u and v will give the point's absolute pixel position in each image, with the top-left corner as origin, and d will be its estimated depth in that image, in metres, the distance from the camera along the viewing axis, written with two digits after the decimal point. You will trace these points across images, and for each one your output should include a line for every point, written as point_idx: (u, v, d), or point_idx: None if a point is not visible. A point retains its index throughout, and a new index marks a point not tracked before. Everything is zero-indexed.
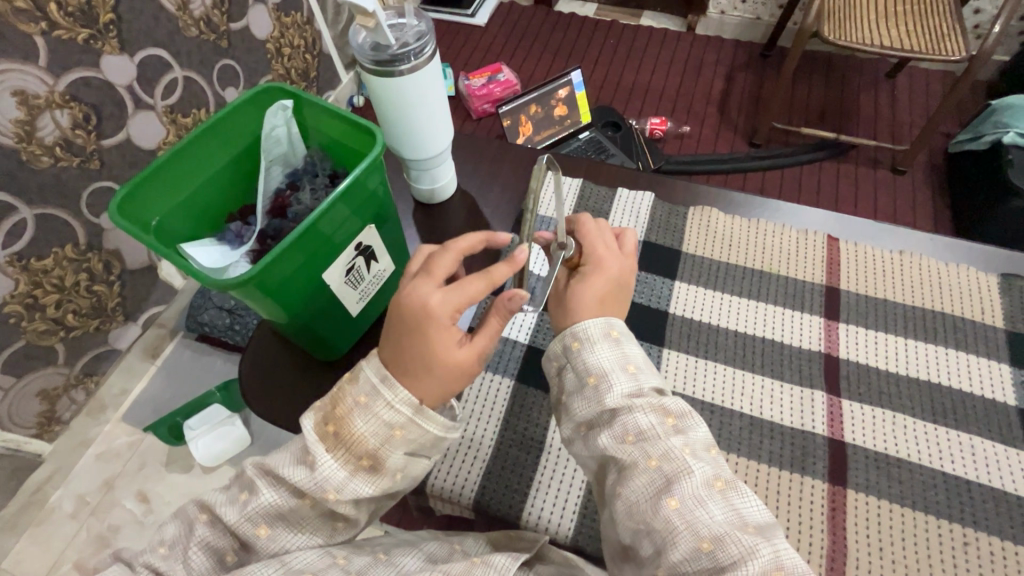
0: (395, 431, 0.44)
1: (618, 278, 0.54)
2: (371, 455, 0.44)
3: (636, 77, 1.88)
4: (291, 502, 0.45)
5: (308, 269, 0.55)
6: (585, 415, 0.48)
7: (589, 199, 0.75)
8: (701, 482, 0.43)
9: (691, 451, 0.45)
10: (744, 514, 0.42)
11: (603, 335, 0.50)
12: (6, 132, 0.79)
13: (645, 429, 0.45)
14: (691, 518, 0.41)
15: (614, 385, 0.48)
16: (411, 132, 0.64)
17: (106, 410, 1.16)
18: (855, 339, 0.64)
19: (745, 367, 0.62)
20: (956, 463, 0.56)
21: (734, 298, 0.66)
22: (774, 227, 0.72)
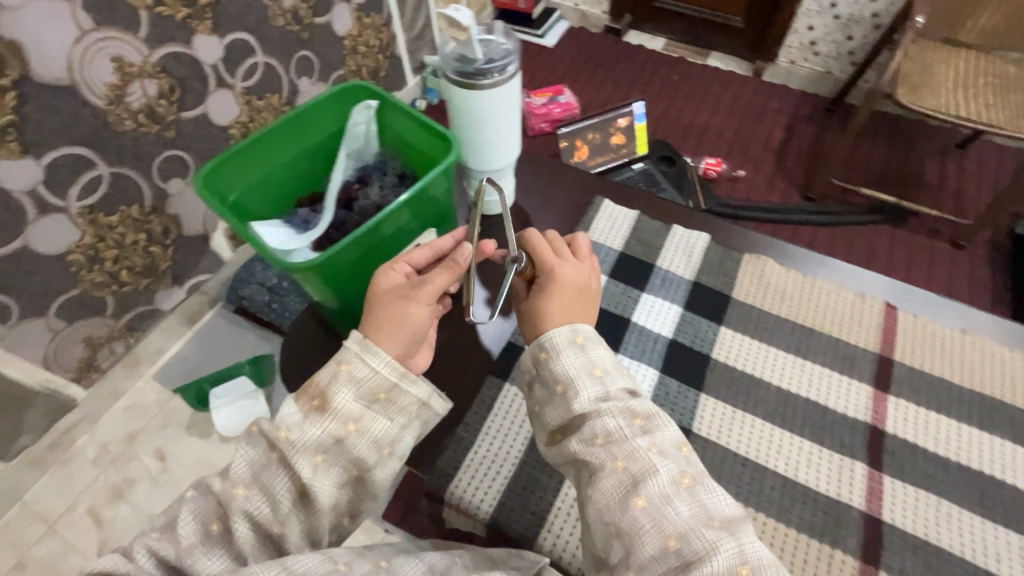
0: (342, 366, 0.47)
1: (573, 283, 0.55)
2: (322, 393, 0.47)
3: (696, 115, 1.87)
4: (260, 457, 0.46)
5: (365, 263, 0.57)
6: (558, 421, 0.49)
7: (641, 232, 0.75)
8: (667, 482, 0.43)
9: (657, 450, 0.45)
10: (710, 510, 0.43)
11: (567, 341, 0.50)
12: (98, 94, 0.87)
13: (613, 431, 0.46)
14: (655, 518, 0.42)
15: (581, 392, 0.48)
16: (478, 143, 0.66)
17: (140, 365, 1.21)
18: (904, 414, 0.61)
19: (784, 425, 0.60)
20: (1001, 563, 0.53)
21: (782, 353, 0.64)
22: (830, 286, 0.70)
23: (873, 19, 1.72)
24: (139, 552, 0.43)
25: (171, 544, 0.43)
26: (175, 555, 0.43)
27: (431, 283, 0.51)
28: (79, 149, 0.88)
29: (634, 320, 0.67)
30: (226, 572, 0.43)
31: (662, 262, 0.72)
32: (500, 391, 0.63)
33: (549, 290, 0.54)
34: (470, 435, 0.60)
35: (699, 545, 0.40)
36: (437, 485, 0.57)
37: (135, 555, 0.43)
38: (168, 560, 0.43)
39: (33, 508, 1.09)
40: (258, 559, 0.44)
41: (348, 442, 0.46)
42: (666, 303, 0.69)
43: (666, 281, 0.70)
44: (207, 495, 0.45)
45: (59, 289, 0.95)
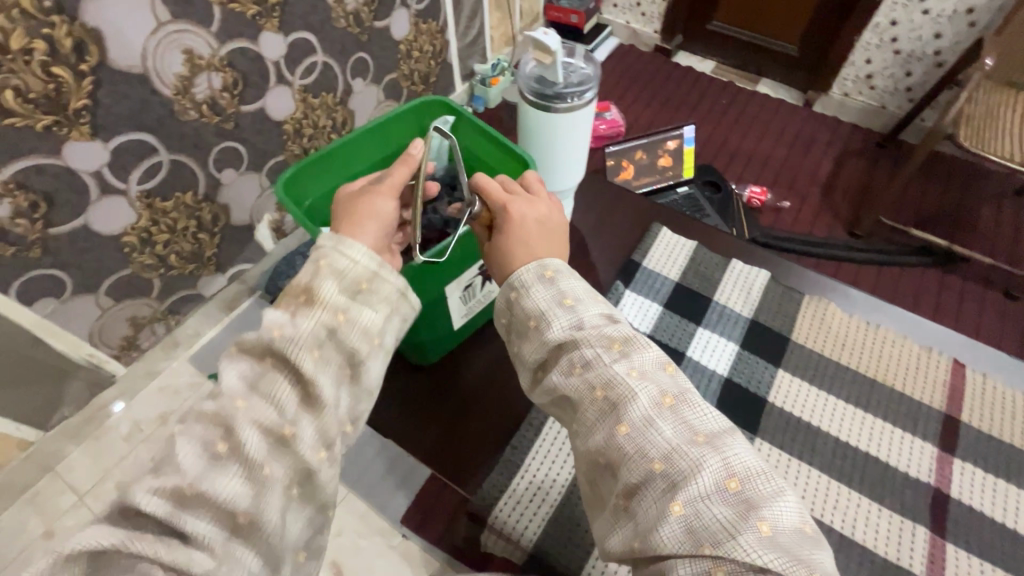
0: (320, 262, 0.46)
1: (533, 216, 0.53)
2: (306, 290, 0.44)
3: (742, 141, 1.85)
4: (254, 369, 0.42)
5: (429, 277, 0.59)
6: (536, 358, 0.47)
7: (700, 263, 0.74)
8: (648, 405, 0.42)
9: (636, 374, 0.43)
10: (694, 425, 0.41)
11: (536, 277, 0.49)
12: (167, 83, 0.89)
13: (591, 360, 0.44)
14: (639, 441, 0.40)
15: (553, 323, 0.46)
16: (546, 164, 0.66)
17: (177, 347, 1.22)
18: (970, 480, 0.58)
19: (842, 479, 0.57)
20: None
21: (842, 403, 0.62)
22: (894, 336, 0.68)
23: (935, 57, 1.68)
24: (137, 497, 0.36)
25: (174, 473, 0.37)
26: (181, 485, 0.37)
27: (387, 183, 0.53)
28: (144, 135, 0.91)
29: (688, 354, 0.66)
30: (247, 490, 0.38)
31: (720, 296, 0.71)
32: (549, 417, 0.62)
33: (510, 227, 0.53)
34: (517, 458, 0.60)
35: (685, 461, 0.38)
36: (480, 507, 0.57)
37: (135, 498, 0.36)
38: (173, 491, 0.36)
39: (64, 478, 1.10)
40: (273, 470, 0.39)
41: (341, 333, 0.44)
42: (722, 339, 0.67)
43: (722, 316, 0.69)
44: (201, 420, 0.40)
45: (112, 268, 0.98)
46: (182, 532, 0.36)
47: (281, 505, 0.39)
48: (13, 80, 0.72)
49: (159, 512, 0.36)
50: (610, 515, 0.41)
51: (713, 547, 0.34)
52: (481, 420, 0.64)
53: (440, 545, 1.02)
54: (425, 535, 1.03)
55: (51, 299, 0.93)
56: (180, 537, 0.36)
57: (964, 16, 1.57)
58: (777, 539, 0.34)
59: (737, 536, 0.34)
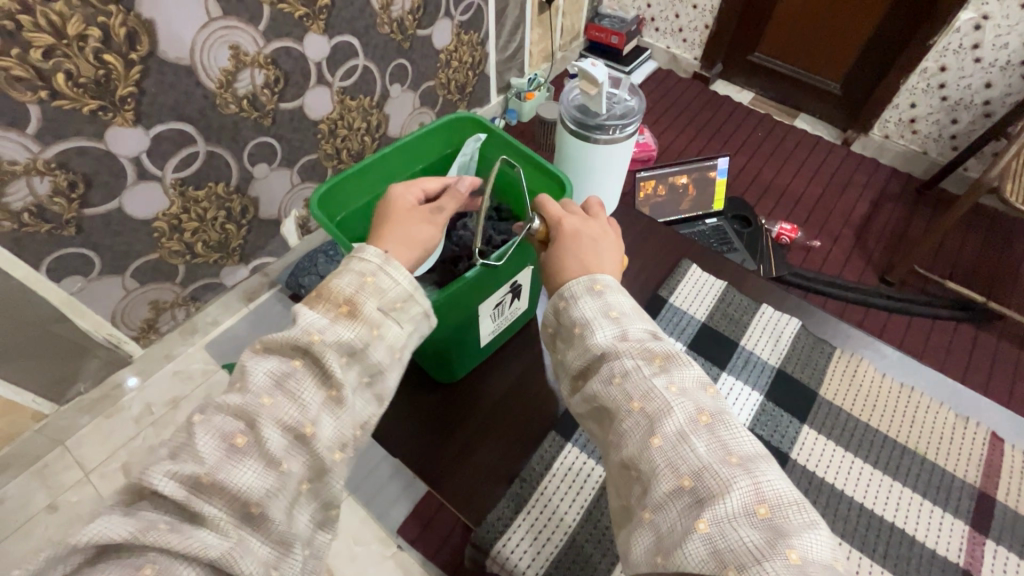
0: (366, 277, 0.45)
1: (585, 230, 0.53)
2: (348, 302, 0.44)
3: (776, 175, 1.81)
4: (282, 367, 0.42)
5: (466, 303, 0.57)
6: (578, 363, 0.47)
7: (729, 305, 0.72)
8: (683, 420, 0.41)
9: (674, 389, 0.42)
10: (728, 445, 0.40)
11: (585, 289, 0.48)
12: (211, 76, 0.90)
13: (631, 370, 0.43)
14: (671, 456, 0.39)
15: (597, 331, 0.46)
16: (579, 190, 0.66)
17: (195, 333, 1.24)
18: (1003, 563, 0.55)
19: (864, 550, 0.54)
20: None
21: (869, 468, 0.59)
22: (929, 401, 0.65)
23: (984, 106, 1.62)
24: (154, 477, 0.36)
25: (193, 462, 0.37)
26: (199, 472, 0.37)
27: (439, 208, 0.52)
28: (185, 125, 0.92)
29: None
30: (263, 481, 0.38)
31: (747, 342, 0.69)
32: (559, 451, 0.60)
33: (564, 240, 0.53)
34: (525, 491, 0.58)
35: (714, 478, 0.38)
36: (481, 540, 0.55)
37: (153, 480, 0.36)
38: (192, 477, 0.36)
39: (73, 454, 1.12)
40: (290, 465, 0.39)
41: (368, 348, 0.44)
42: (747, 387, 0.65)
43: (748, 363, 0.67)
44: (222, 412, 0.40)
45: (140, 251, 0.99)
46: (199, 514, 0.36)
47: (287, 502, 0.39)
48: (65, 64, 0.73)
49: (175, 495, 0.35)
50: (633, 525, 0.39)
51: (739, 570, 0.33)
52: (498, 439, 0.64)
53: (436, 560, 1.00)
54: (421, 548, 1.02)
55: (78, 278, 0.94)
56: (198, 520, 0.36)
57: (1018, 68, 1.52)
58: (807, 569, 0.33)
59: (765, 562, 0.33)
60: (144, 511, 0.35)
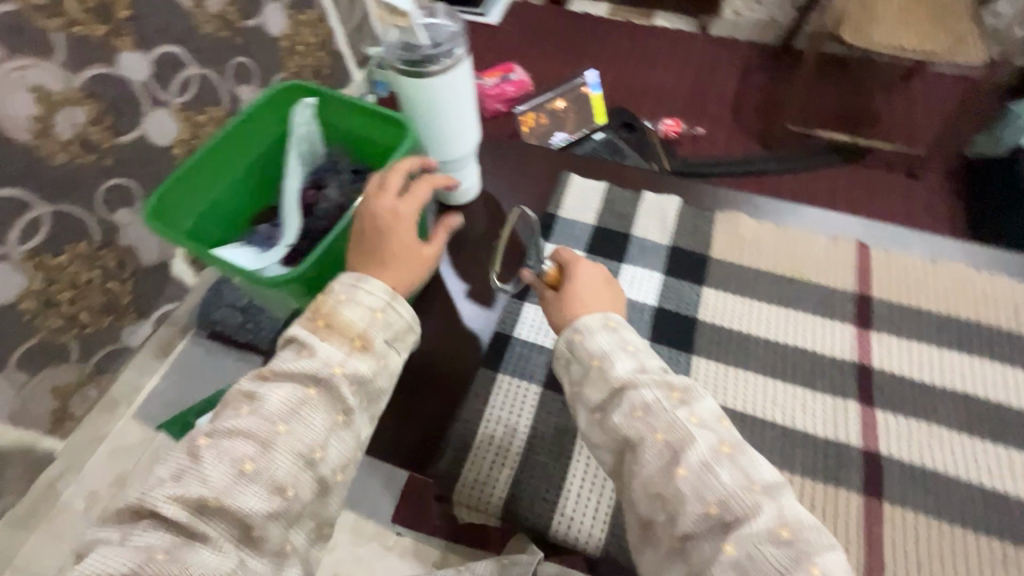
0: (376, 313, 0.49)
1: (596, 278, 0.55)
2: (361, 337, 0.48)
3: (648, 78, 1.86)
4: (297, 395, 0.45)
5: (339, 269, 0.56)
6: (598, 397, 0.48)
7: (614, 202, 0.74)
8: (706, 451, 0.43)
9: (696, 421, 0.45)
10: (750, 473, 0.43)
11: (600, 325, 0.50)
12: (22, 128, 0.80)
13: (651, 404, 0.45)
14: (697, 484, 0.42)
15: (617, 364, 0.48)
16: (437, 130, 0.65)
17: (119, 405, 1.11)
18: (889, 349, 0.62)
19: (776, 375, 0.61)
20: (986, 474, 0.55)
21: (765, 306, 0.65)
22: (804, 232, 0.71)
23: None
24: (159, 501, 0.41)
25: (201, 484, 0.42)
26: (206, 495, 0.41)
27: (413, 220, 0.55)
28: (13, 189, 0.82)
29: (618, 292, 0.67)
30: (269, 503, 0.43)
31: (638, 231, 0.72)
32: (493, 383, 0.62)
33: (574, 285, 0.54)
34: (471, 430, 0.59)
35: (742, 506, 0.41)
36: (443, 486, 0.57)
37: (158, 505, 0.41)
38: (196, 502, 0.41)
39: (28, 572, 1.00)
40: (297, 491, 0.44)
41: (370, 381, 0.48)
42: (647, 270, 0.68)
43: (643, 249, 0.70)
44: None
45: (16, 338, 0.88)
46: None
47: (284, 524, 0.44)
48: None
49: (180, 518, 0.41)
50: None
51: None
52: (432, 401, 0.64)
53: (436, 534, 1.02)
54: None
55: None
56: (199, 540, 0.41)
57: None
58: None
59: None
60: (135, 538, 0.40)
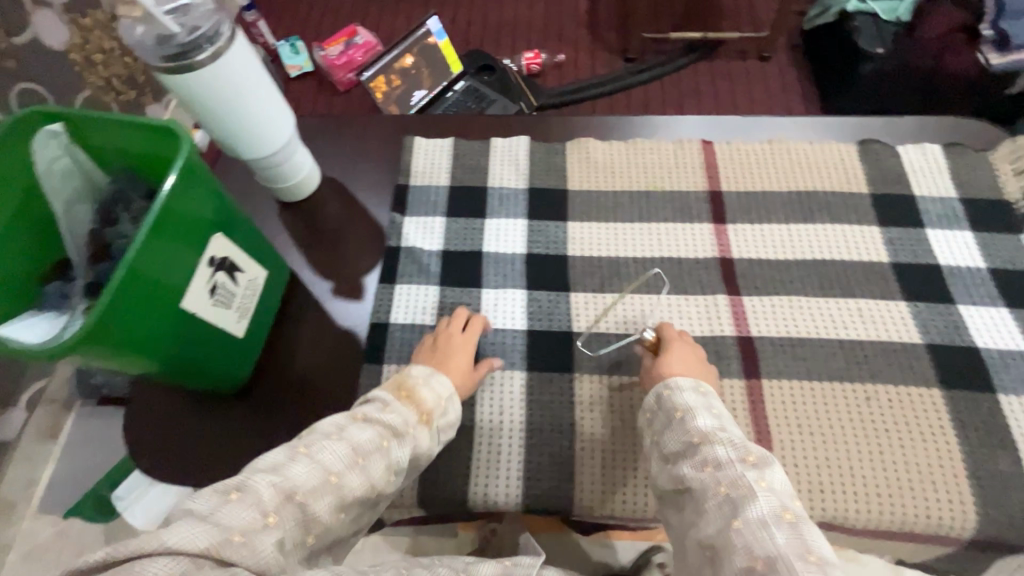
0: (440, 398, 0.51)
1: (694, 355, 0.55)
2: (427, 412, 0.50)
3: (501, 12, 1.73)
4: (374, 442, 0.45)
5: (159, 314, 0.46)
6: (674, 447, 0.47)
7: (463, 156, 0.71)
8: (766, 509, 0.39)
9: (765, 485, 0.41)
10: (811, 545, 0.37)
11: (691, 387, 0.50)
12: None
13: (723, 462, 0.43)
14: (749, 538, 0.38)
15: (699, 420, 0.47)
16: (243, 122, 0.57)
17: None
18: (745, 237, 0.65)
19: (651, 290, 0.62)
20: (845, 328, 0.60)
21: (628, 225, 0.66)
22: (651, 143, 0.71)
23: None
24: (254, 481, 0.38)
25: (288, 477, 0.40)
26: (290, 489, 0.39)
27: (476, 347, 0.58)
28: None
29: (486, 250, 0.65)
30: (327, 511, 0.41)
31: (494, 181, 0.69)
32: (380, 377, 0.59)
33: (669, 354, 0.54)
34: None
35: (788, 564, 0.36)
36: None
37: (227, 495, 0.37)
38: (287, 494, 0.39)
39: None
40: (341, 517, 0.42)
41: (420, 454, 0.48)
42: (511, 220, 0.67)
43: (503, 199, 0.68)
44: None
45: None
46: None
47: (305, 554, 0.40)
48: None
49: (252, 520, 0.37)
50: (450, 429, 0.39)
51: None
52: (317, 417, 0.59)
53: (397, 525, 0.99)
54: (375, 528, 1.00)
55: None
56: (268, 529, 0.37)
57: None
58: None
59: None
60: (221, 514, 0.36)
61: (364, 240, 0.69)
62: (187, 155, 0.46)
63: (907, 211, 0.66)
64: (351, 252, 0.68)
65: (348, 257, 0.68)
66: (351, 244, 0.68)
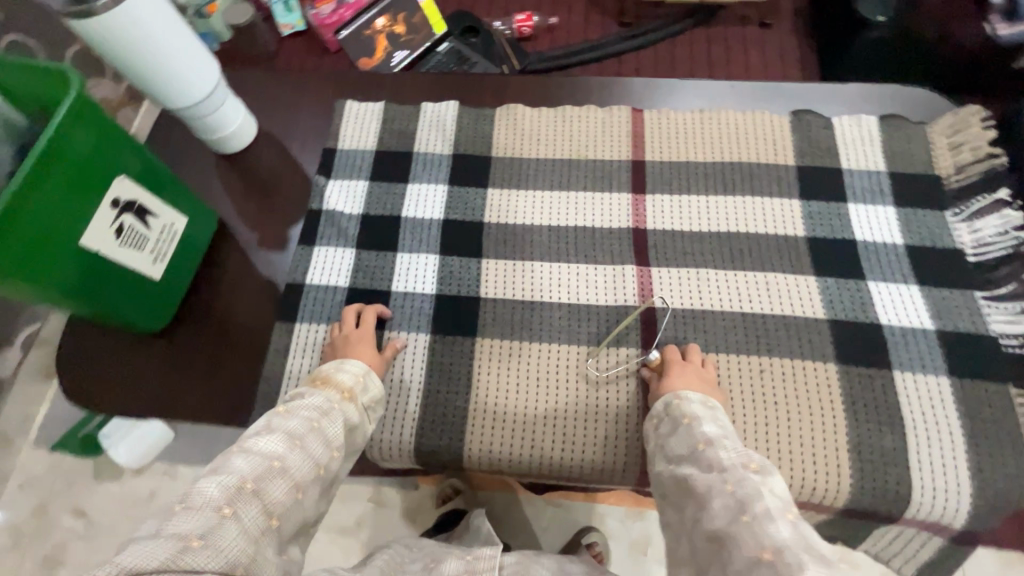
0: (358, 376, 0.53)
1: (700, 379, 0.54)
2: (348, 390, 0.51)
3: None
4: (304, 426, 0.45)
5: (56, 246, 0.48)
6: (679, 450, 0.47)
7: (392, 121, 0.72)
8: (772, 504, 0.38)
9: (767, 484, 0.40)
10: (812, 542, 0.36)
11: (699, 406, 0.50)
12: None
13: (727, 464, 0.43)
14: (753, 533, 0.37)
15: (702, 427, 0.47)
16: (161, 70, 0.58)
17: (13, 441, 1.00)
18: (662, 208, 0.65)
19: (561, 258, 0.63)
20: (751, 300, 0.60)
21: (547, 193, 0.67)
22: (580, 111, 0.71)
23: None
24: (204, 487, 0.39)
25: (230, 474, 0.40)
26: (241, 481, 0.40)
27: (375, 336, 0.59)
28: None
29: (404, 215, 0.67)
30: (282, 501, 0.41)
31: (419, 147, 0.70)
32: (292, 334, 0.61)
33: (676, 376, 0.54)
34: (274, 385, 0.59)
35: (796, 556, 0.34)
36: None
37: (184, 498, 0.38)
38: (235, 485, 0.39)
39: None
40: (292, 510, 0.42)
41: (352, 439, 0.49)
42: (432, 185, 0.68)
43: (427, 164, 0.69)
44: None
45: None
46: None
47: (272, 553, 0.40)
48: None
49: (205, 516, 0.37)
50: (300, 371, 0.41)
51: None
52: (234, 365, 0.62)
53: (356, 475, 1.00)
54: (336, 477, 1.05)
55: None
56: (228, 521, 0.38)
57: None
58: None
59: None
60: (173, 526, 0.36)
61: (293, 199, 0.71)
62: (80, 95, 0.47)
63: (831, 185, 0.65)
64: (280, 210, 0.70)
65: (279, 213, 0.70)
66: (280, 202, 0.70)
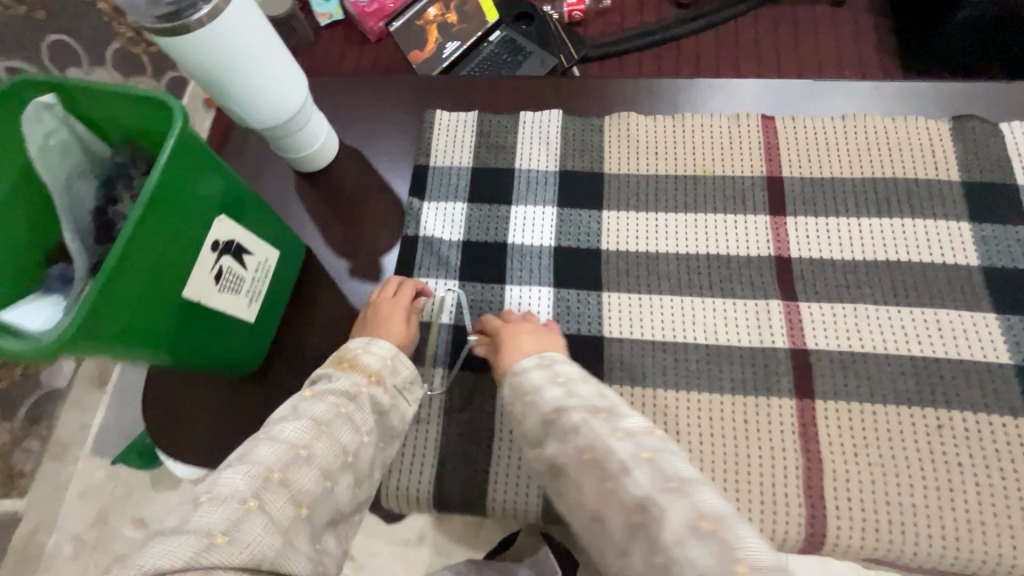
0: (387, 356, 0.48)
1: (528, 338, 0.50)
2: (376, 373, 0.46)
3: None
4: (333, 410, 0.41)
5: (159, 302, 0.42)
6: (535, 431, 0.42)
7: (489, 133, 0.65)
8: (627, 455, 0.36)
9: (624, 434, 0.38)
10: (668, 473, 0.35)
11: (537, 367, 0.46)
12: None
13: (580, 426, 0.39)
14: (617, 489, 0.35)
15: (544, 394, 0.43)
16: (253, 90, 0.51)
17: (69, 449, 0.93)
18: (805, 233, 0.57)
19: (693, 292, 0.56)
20: (920, 341, 0.52)
21: (670, 216, 0.59)
22: (700, 119, 0.63)
23: None
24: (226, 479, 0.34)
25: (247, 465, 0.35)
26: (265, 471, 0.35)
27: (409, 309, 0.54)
28: None
29: (511, 241, 0.60)
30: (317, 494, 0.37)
31: (522, 162, 0.63)
32: None
33: (506, 346, 0.50)
34: None
35: (672, 497, 0.34)
36: None
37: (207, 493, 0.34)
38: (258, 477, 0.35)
39: None
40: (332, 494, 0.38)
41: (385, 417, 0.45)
42: (539, 208, 0.61)
43: (531, 182, 0.62)
44: None
45: None
46: None
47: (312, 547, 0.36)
48: None
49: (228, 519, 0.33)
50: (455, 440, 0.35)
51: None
52: None
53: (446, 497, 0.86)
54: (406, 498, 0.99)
55: None
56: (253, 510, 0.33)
57: None
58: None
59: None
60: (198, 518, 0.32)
61: (384, 224, 0.64)
62: (183, 132, 0.41)
63: (1002, 205, 0.56)
64: (370, 234, 0.64)
65: (369, 240, 0.64)
66: (370, 227, 0.64)
